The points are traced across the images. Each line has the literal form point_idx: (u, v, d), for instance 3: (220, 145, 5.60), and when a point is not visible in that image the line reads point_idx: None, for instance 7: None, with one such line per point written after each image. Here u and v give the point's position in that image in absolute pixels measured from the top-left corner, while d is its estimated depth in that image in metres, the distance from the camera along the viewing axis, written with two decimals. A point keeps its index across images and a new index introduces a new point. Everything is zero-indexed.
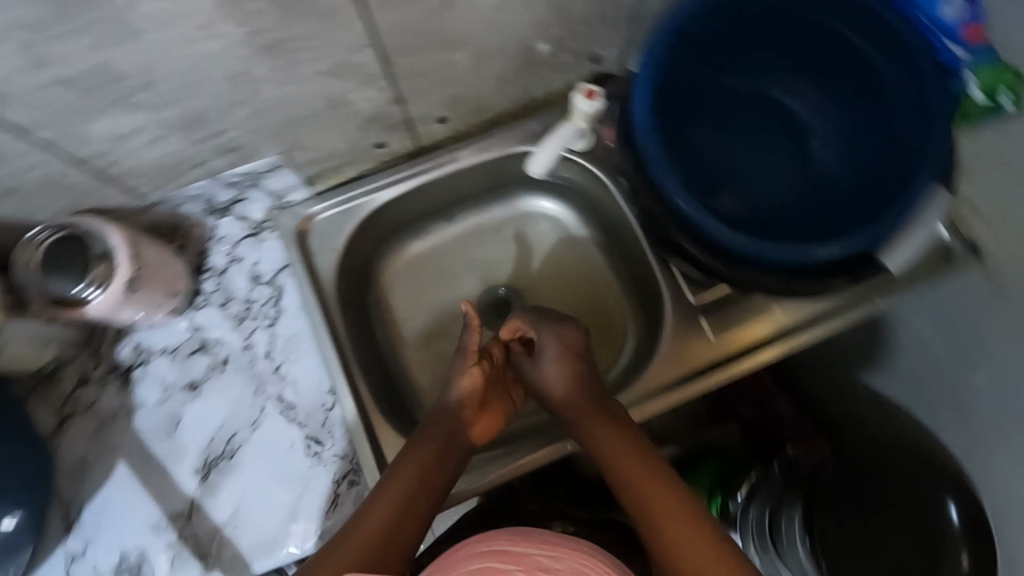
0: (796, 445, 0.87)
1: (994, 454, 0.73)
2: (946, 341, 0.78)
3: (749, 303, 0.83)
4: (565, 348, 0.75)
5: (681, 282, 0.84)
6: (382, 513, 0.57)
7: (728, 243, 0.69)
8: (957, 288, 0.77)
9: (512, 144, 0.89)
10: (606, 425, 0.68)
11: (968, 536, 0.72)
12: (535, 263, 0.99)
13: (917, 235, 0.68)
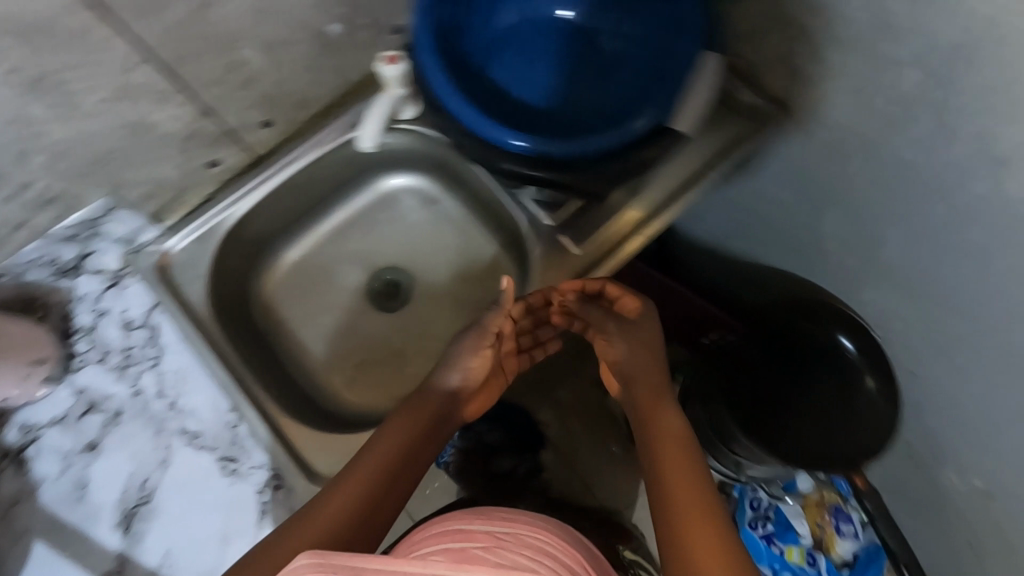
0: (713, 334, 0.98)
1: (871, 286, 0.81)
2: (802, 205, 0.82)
3: (603, 206, 0.81)
4: (632, 330, 0.73)
5: (534, 209, 0.84)
6: (345, 497, 0.57)
7: (555, 150, 0.71)
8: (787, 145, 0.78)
9: (342, 133, 0.86)
10: (663, 421, 0.65)
11: (864, 359, 0.84)
12: (429, 231, 0.97)
13: (705, 91, 0.74)
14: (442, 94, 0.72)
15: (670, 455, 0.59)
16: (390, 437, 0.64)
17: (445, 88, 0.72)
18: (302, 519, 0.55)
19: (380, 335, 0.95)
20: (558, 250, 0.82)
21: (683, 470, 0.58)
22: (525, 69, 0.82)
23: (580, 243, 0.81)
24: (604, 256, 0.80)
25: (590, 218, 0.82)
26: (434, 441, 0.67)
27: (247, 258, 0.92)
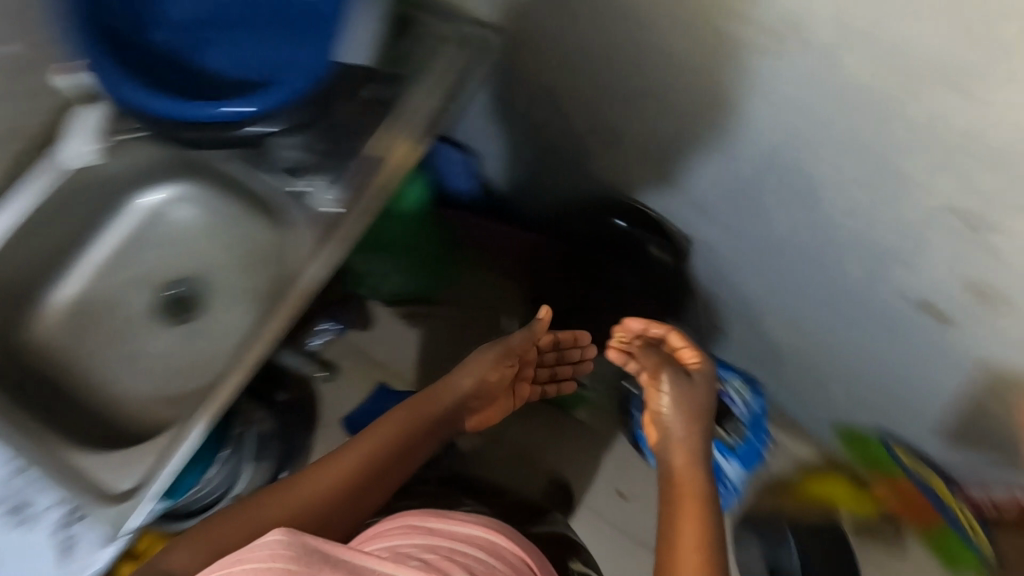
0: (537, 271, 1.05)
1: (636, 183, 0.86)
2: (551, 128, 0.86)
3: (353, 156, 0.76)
4: (688, 407, 0.64)
5: (282, 187, 0.77)
6: (318, 481, 0.62)
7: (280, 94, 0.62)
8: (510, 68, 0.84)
9: (65, 154, 0.76)
10: (693, 506, 0.55)
11: (647, 231, 0.92)
12: (212, 231, 0.85)
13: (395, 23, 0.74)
14: (132, 98, 0.64)
15: (694, 468, 0.60)
16: (387, 433, 0.68)
17: (133, 92, 0.64)
18: (276, 493, 0.60)
19: (173, 356, 0.81)
20: (313, 216, 0.75)
21: (699, 496, 0.56)
22: (232, 46, 0.69)
23: (338, 197, 0.74)
24: (360, 201, 0.74)
25: (342, 167, 0.75)
26: (422, 448, 0.70)
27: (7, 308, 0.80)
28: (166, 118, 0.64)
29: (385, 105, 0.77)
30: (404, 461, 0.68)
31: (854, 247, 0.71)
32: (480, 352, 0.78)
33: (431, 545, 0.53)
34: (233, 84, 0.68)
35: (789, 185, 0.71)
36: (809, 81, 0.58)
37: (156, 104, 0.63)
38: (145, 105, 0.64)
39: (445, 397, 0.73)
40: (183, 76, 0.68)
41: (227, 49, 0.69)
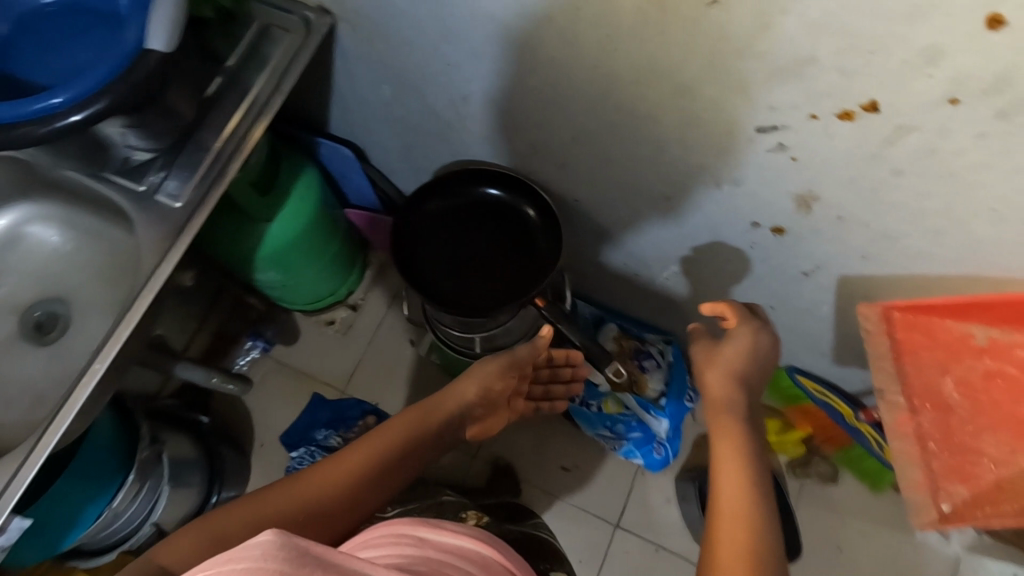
0: (425, 251, 1.00)
1: (495, 138, 0.93)
2: (407, 95, 0.94)
3: (198, 144, 0.78)
4: (731, 369, 0.69)
5: (118, 191, 0.76)
6: (317, 488, 0.67)
7: (86, 87, 0.61)
8: (357, 49, 0.89)
9: None
10: (733, 447, 0.63)
11: (525, 194, 0.99)
12: (70, 249, 0.85)
13: (245, 36, 0.84)
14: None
15: (730, 442, 0.64)
16: (401, 432, 0.75)
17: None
18: (300, 480, 0.68)
19: (44, 377, 0.81)
20: (161, 211, 0.75)
21: (738, 467, 0.62)
22: (39, 56, 0.69)
23: (185, 189, 0.76)
24: (209, 192, 0.76)
25: (188, 160, 0.77)
26: (429, 452, 0.78)
27: None
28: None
29: (220, 98, 0.80)
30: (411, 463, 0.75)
31: (692, 175, 0.77)
32: (485, 362, 0.85)
33: (422, 556, 0.54)
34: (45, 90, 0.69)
35: (618, 125, 0.76)
36: (601, 26, 0.62)
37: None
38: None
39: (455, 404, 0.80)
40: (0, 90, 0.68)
41: (35, 60, 0.69)
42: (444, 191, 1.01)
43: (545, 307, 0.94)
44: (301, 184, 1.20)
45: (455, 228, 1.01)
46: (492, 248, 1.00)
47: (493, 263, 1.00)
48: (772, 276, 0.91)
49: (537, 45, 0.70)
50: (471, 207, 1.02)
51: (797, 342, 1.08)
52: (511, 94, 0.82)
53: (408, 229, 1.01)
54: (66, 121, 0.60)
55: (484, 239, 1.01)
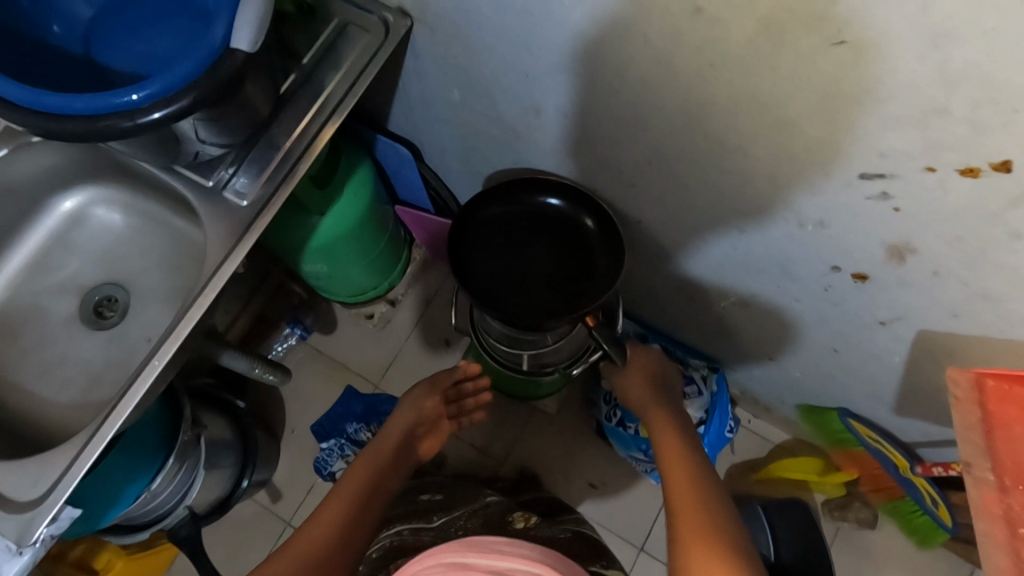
0: (479, 256, 0.98)
1: (565, 153, 0.90)
2: (478, 103, 0.92)
3: (268, 141, 0.77)
4: (642, 377, 0.92)
5: (188, 185, 0.75)
6: (315, 530, 0.76)
7: (168, 83, 0.60)
8: (432, 52, 0.87)
9: None
10: (673, 455, 0.74)
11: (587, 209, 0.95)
12: (133, 234, 0.85)
13: (323, 33, 0.82)
14: (14, 93, 0.60)
15: (670, 444, 0.76)
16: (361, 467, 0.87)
17: (13, 90, 0.60)
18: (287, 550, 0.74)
19: (100, 361, 0.82)
20: (227, 209, 0.74)
21: (682, 464, 0.72)
22: (120, 47, 0.68)
23: (254, 187, 0.75)
24: (276, 192, 0.75)
25: (258, 157, 0.76)
26: (394, 471, 0.90)
27: None
28: (52, 113, 0.61)
29: (293, 95, 0.79)
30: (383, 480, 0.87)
31: (773, 212, 0.73)
32: (402, 399, 1.02)
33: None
34: (127, 79, 0.68)
35: (700, 154, 0.72)
36: (703, 52, 0.59)
37: (43, 101, 0.60)
38: (28, 102, 0.60)
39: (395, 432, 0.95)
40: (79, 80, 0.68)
41: (117, 51, 0.68)
42: (506, 198, 0.98)
43: (593, 326, 0.92)
44: (359, 180, 1.19)
45: (513, 236, 0.99)
46: (549, 261, 0.98)
47: (545, 276, 0.97)
48: (842, 321, 0.86)
49: (626, 65, 0.67)
50: (531, 218, 0.99)
51: (857, 387, 1.03)
52: (589, 112, 0.79)
53: (464, 232, 0.98)
54: (148, 117, 0.60)
55: (541, 252, 0.98)
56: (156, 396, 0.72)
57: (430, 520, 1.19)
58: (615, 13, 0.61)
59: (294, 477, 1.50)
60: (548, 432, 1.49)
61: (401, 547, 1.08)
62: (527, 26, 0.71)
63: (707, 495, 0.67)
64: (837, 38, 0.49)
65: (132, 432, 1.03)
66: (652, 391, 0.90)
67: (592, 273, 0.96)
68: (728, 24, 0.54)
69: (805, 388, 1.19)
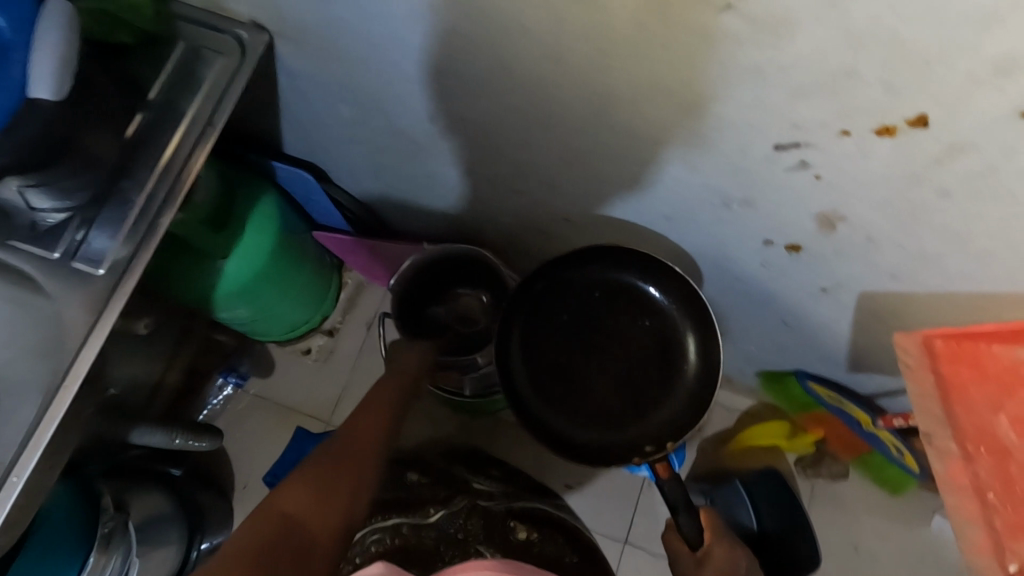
0: (538, 332, 0.97)
1: (475, 155, 0.83)
2: (369, 116, 0.83)
3: (120, 195, 0.66)
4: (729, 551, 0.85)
5: (33, 259, 0.65)
6: (292, 522, 0.65)
7: None
8: (304, 66, 0.78)
9: None
10: None
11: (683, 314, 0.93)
12: None
13: (170, 59, 0.72)
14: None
15: None
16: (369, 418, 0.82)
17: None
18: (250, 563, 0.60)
19: None
20: (82, 281, 0.64)
21: None
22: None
23: (112, 249, 0.64)
24: (140, 254, 0.65)
25: (110, 214, 0.65)
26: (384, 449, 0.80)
27: None
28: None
29: (143, 136, 0.68)
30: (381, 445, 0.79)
31: (697, 193, 0.68)
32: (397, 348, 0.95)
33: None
34: None
35: (611, 145, 0.66)
36: (585, 38, 0.53)
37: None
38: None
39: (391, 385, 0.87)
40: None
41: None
42: (597, 273, 0.94)
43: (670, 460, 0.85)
44: (263, 213, 1.09)
45: (589, 316, 0.96)
46: (623, 350, 0.95)
47: (611, 364, 0.95)
48: (787, 292, 0.82)
49: (507, 57, 0.60)
50: (620, 304, 0.96)
51: (811, 354, 1.00)
52: (487, 111, 0.71)
53: (539, 289, 0.97)
54: None
55: (618, 343, 0.95)
56: (28, 508, 0.62)
57: (427, 515, 1.12)
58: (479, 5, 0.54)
59: None
60: (514, 442, 1.42)
61: (406, 547, 1.06)
62: (396, 28, 0.63)
63: None
64: (723, 3, 0.43)
65: (46, 522, 0.91)
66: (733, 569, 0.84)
67: (664, 389, 0.94)
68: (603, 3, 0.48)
69: (761, 357, 1.16)
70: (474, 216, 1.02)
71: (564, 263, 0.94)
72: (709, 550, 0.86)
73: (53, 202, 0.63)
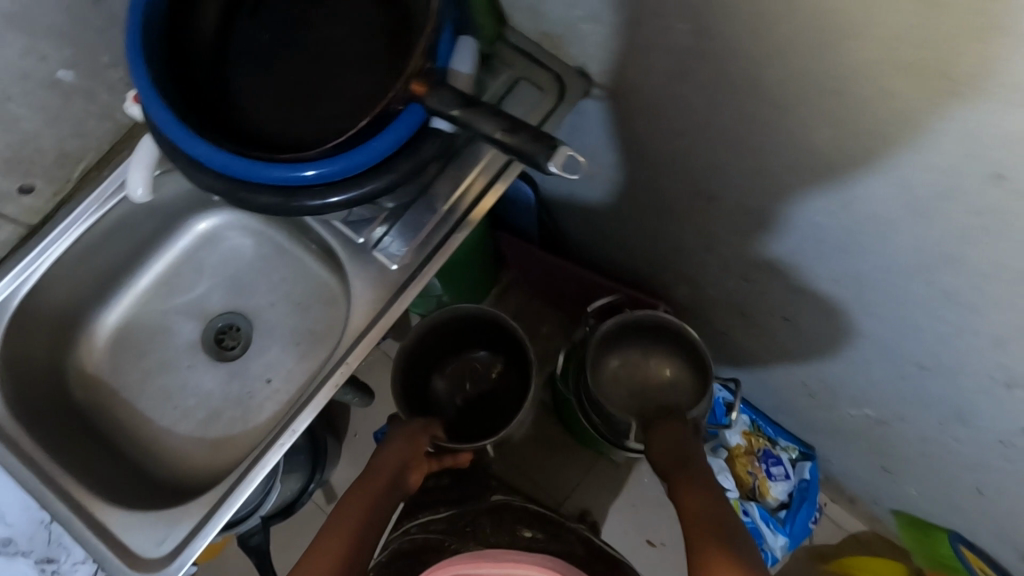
0: (261, 73, 0.58)
1: (730, 240, 0.83)
2: (638, 172, 0.85)
3: (426, 200, 0.71)
4: (672, 433, 0.95)
5: (338, 239, 0.73)
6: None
7: (345, 166, 0.54)
8: (601, 115, 0.79)
9: (117, 188, 0.72)
10: (695, 489, 0.83)
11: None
12: (263, 264, 0.83)
13: (497, 82, 0.76)
14: (182, 143, 0.54)
15: (694, 493, 0.82)
16: (353, 510, 0.86)
17: (196, 147, 0.54)
18: None
19: (218, 396, 0.79)
20: (377, 270, 0.71)
21: (711, 502, 0.80)
22: (264, 84, 0.57)
23: (407, 252, 0.70)
24: (430, 262, 0.70)
25: (412, 218, 0.70)
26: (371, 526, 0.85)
27: (50, 332, 0.76)
28: (215, 170, 0.55)
29: (456, 151, 0.72)
30: (378, 511, 0.88)
31: (976, 364, 0.67)
32: (393, 432, 1.02)
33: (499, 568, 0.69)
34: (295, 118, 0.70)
35: (905, 295, 0.66)
36: (972, 212, 0.50)
37: (203, 153, 0.54)
38: (213, 164, 0.54)
39: (385, 468, 0.93)
40: (212, 114, 0.57)
41: (255, 76, 0.58)
42: (260, 73, 0.58)
43: (427, 98, 0.51)
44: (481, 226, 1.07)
45: (260, 64, 0.58)
46: (341, 74, 0.56)
47: (359, 73, 0.56)
48: (1003, 470, 0.81)
49: (853, 193, 0.59)
50: (325, 30, 0.58)
51: (988, 525, 0.96)
52: (776, 215, 0.71)
53: (201, 118, 0.57)
54: (325, 201, 0.55)
55: (373, 59, 0.56)
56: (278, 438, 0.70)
57: (436, 514, 1.05)
58: (874, 151, 0.52)
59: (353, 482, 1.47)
60: (608, 480, 1.42)
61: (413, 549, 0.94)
62: (751, 132, 0.62)
63: (728, 532, 0.74)
64: None
65: None
66: (679, 448, 0.91)
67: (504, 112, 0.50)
68: None
69: (917, 505, 1.11)
70: (682, 277, 1.05)
71: (248, 77, 0.58)
72: (660, 429, 0.97)
73: (394, 227, 0.71)
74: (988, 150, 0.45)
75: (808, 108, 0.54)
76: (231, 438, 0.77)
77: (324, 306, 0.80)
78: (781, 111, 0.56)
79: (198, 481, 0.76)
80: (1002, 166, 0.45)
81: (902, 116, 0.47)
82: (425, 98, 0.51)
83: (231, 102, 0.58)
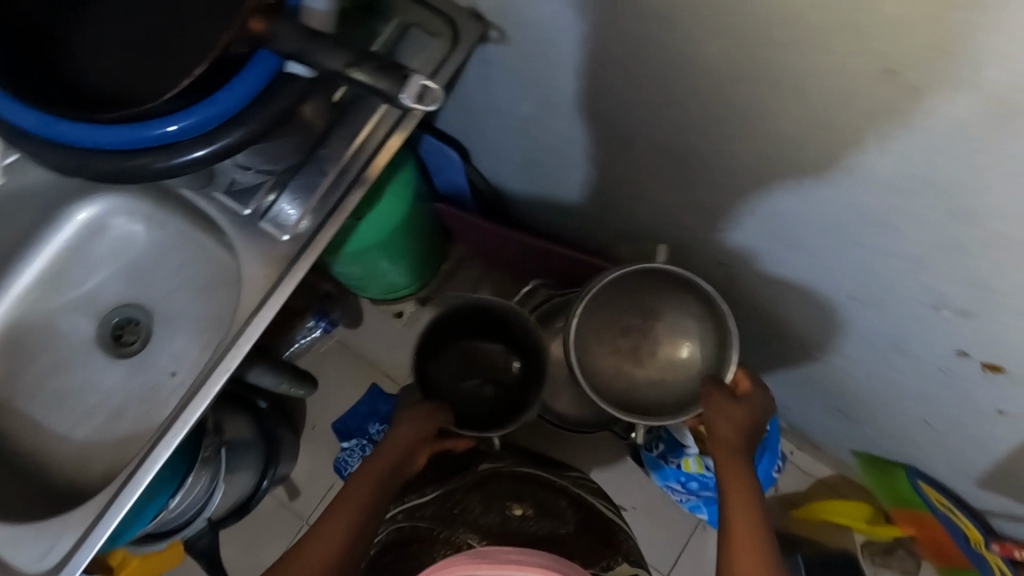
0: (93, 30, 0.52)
1: (657, 184, 0.79)
2: (553, 120, 0.81)
3: (316, 161, 0.65)
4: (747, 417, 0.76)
5: (224, 212, 0.67)
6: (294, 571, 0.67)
7: (199, 119, 0.49)
8: (504, 62, 0.75)
9: None
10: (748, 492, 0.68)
11: None
12: (155, 249, 0.76)
13: (387, 30, 0.71)
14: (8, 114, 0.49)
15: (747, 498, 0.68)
16: (348, 509, 0.74)
17: (25, 118, 0.49)
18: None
19: (120, 393, 0.73)
20: (268, 241, 0.65)
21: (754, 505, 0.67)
22: (97, 43, 0.52)
23: (300, 217, 0.65)
24: (326, 226, 0.65)
25: (303, 180, 0.65)
26: (373, 520, 0.75)
27: None
28: (57, 143, 0.50)
29: (346, 106, 0.66)
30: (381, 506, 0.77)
31: (901, 288, 0.64)
32: (403, 414, 0.91)
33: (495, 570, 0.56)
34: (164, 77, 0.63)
35: (827, 221, 0.62)
36: (874, 118, 0.47)
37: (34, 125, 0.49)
38: (43, 134, 0.49)
39: (390, 453, 0.83)
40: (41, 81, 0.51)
41: (84, 32, 0.52)
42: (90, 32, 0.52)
43: (271, 37, 0.46)
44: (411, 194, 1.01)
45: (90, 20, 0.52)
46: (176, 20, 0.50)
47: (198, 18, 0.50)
48: (953, 402, 0.79)
49: (759, 113, 0.54)
50: None
51: (937, 456, 0.97)
52: (691, 150, 0.67)
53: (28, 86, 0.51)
54: (189, 157, 0.50)
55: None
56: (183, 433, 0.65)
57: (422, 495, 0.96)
58: (769, 61, 0.48)
59: (314, 475, 1.38)
60: None
61: (401, 541, 0.84)
62: (648, 56, 0.57)
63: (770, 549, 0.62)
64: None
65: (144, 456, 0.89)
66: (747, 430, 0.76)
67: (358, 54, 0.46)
68: (931, 103, 0.42)
69: (874, 444, 1.10)
70: (618, 232, 1.01)
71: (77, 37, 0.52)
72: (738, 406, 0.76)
73: (283, 191, 0.65)
74: (877, 43, 0.41)
75: (694, 18, 0.49)
76: (133, 439, 0.72)
77: (224, 288, 0.73)
78: (670, 26, 0.52)
79: (100, 485, 0.71)
80: (892, 60, 0.41)
81: (787, 13, 0.43)
82: (268, 39, 0.46)
83: (61, 63, 0.52)
